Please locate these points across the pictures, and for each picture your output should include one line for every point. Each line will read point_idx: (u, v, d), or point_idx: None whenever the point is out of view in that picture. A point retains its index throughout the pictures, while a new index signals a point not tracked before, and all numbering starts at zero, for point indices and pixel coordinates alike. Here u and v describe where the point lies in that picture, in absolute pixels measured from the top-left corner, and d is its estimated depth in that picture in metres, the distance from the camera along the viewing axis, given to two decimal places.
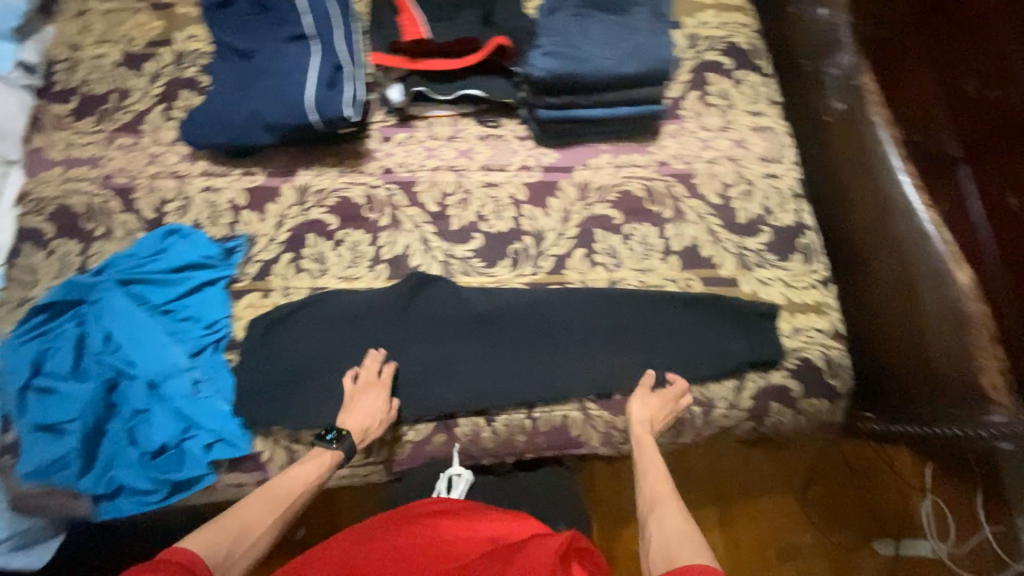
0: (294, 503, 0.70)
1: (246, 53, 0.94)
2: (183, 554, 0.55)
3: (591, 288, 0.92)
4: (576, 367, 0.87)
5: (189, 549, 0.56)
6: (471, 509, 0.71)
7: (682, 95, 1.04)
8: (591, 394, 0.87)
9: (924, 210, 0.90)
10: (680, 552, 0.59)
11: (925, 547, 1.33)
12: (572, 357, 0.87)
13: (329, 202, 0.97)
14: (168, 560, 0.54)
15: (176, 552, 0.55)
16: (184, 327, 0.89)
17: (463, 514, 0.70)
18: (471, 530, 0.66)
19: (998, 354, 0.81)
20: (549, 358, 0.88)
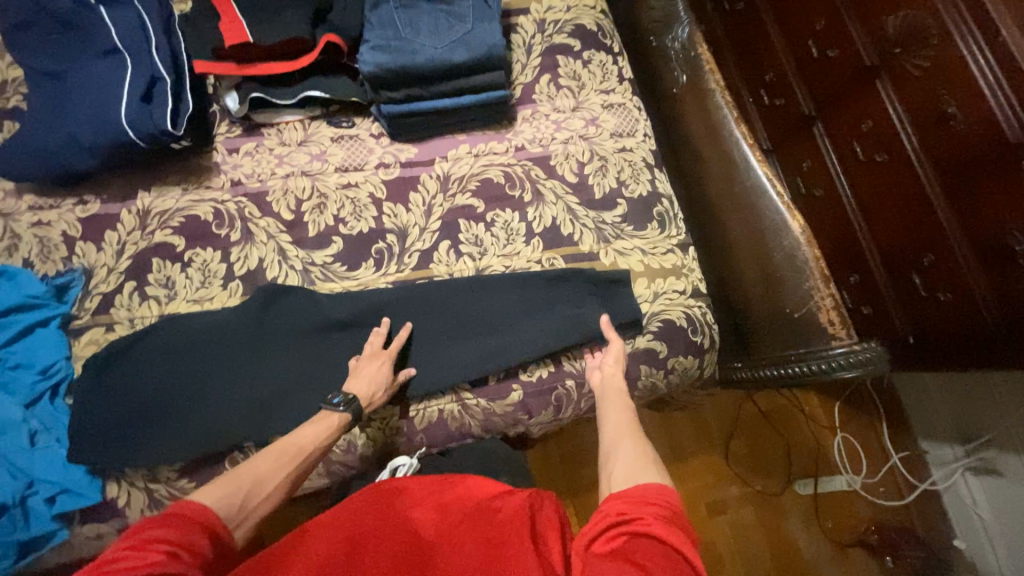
0: (301, 463, 0.71)
1: (57, 74, 0.87)
2: (191, 510, 0.57)
3: (457, 279, 0.93)
4: (449, 357, 0.88)
5: (203, 502, 0.58)
6: (437, 480, 0.73)
7: (534, 79, 1.05)
8: (464, 382, 0.88)
9: (758, 166, 0.97)
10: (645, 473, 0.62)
11: (840, 481, 1.51)
12: (444, 348, 0.89)
13: (174, 222, 0.92)
14: (181, 513, 0.55)
15: (187, 505, 0.57)
16: (15, 376, 0.83)
17: (413, 496, 0.70)
18: (432, 506, 0.68)
19: (832, 291, 0.90)
20: (422, 350, 0.89)
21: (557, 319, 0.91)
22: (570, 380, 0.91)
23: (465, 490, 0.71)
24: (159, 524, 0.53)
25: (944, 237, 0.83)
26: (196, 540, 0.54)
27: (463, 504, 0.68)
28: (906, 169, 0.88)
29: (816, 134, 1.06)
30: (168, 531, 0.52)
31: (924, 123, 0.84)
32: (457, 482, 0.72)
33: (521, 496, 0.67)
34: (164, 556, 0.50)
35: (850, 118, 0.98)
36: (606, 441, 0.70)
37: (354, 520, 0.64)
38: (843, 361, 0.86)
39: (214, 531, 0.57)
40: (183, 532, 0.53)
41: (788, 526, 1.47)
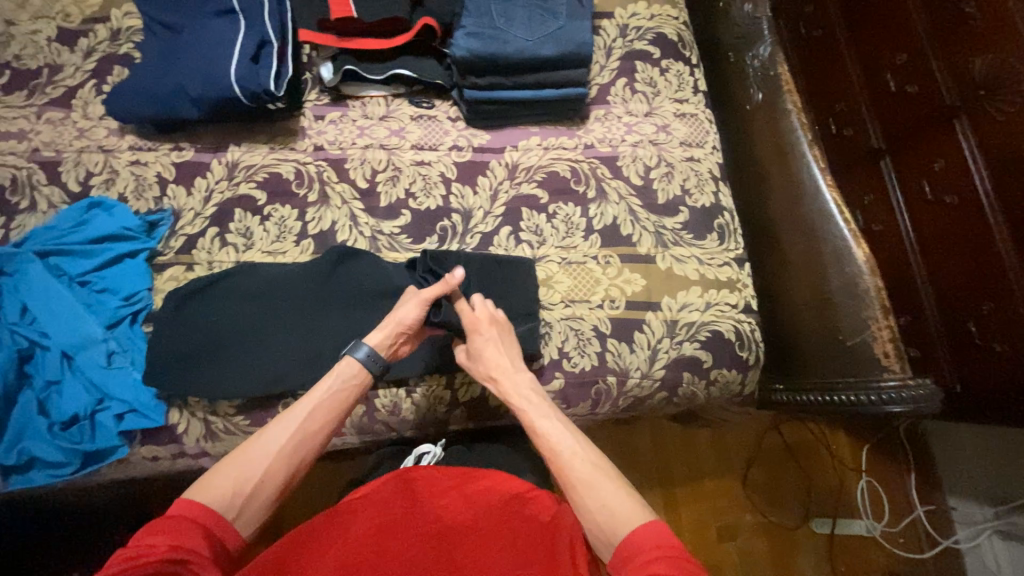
0: (304, 427, 0.71)
1: (175, 28, 0.94)
2: (182, 508, 0.60)
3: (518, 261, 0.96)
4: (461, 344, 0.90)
5: (200, 502, 0.61)
6: (461, 472, 0.78)
7: (611, 81, 1.08)
8: None
9: (828, 190, 0.96)
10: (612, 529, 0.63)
11: (859, 525, 1.46)
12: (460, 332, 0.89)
13: (258, 177, 0.98)
14: (175, 516, 0.58)
15: (185, 507, 0.60)
16: (101, 299, 0.89)
17: (438, 486, 0.76)
18: (458, 497, 0.74)
19: (890, 322, 0.88)
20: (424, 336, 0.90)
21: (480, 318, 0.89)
22: (612, 377, 0.92)
23: (492, 482, 0.76)
24: (154, 531, 0.56)
25: (1008, 288, 0.81)
26: (193, 543, 0.57)
27: (488, 496, 0.74)
28: (976, 215, 0.86)
29: (882, 168, 1.04)
30: (160, 537, 0.55)
31: (1000, 171, 0.83)
32: (480, 477, 0.77)
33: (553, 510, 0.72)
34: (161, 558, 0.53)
35: (923, 155, 0.96)
36: (565, 477, 0.69)
37: (382, 511, 0.70)
38: (894, 395, 0.86)
39: (213, 529, 0.60)
40: (175, 534, 0.56)
41: (800, 562, 1.44)
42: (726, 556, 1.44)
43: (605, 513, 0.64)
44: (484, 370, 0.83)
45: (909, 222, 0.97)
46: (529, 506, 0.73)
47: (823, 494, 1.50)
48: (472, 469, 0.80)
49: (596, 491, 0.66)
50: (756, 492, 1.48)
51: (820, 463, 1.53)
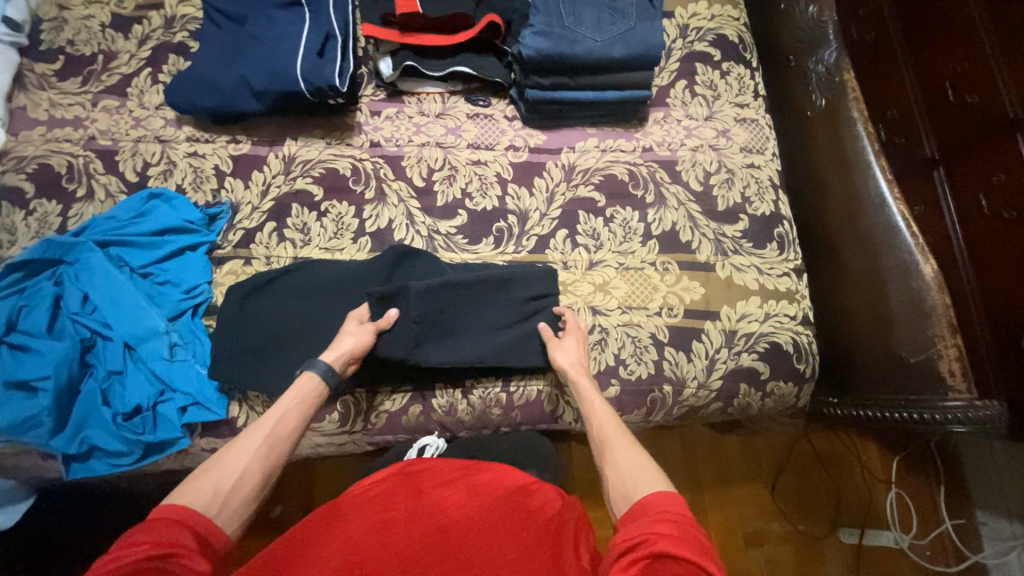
0: (276, 433, 0.70)
1: (238, 19, 0.94)
2: (167, 509, 0.57)
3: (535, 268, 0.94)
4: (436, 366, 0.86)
5: (181, 503, 0.58)
6: (466, 464, 0.78)
7: (670, 83, 1.06)
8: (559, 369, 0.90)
9: (894, 203, 0.93)
10: (636, 486, 0.62)
11: (887, 536, 1.45)
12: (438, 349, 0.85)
13: (315, 172, 0.98)
14: (160, 517, 0.56)
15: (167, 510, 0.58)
16: (163, 291, 0.90)
17: (441, 478, 0.75)
18: (461, 489, 0.73)
19: (957, 341, 0.86)
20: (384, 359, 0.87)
21: (444, 343, 0.86)
22: (667, 386, 0.91)
23: (495, 475, 0.76)
24: (135, 533, 0.53)
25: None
26: (177, 537, 0.54)
27: (491, 488, 0.73)
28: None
29: (935, 180, 0.91)
30: (143, 534, 0.53)
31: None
32: (483, 470, 0.77)
33: (553, 513, 0.70)
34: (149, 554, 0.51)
35: (979, 168, 0.85)
36: (600, 435, 0.73)
37: (387, 505, 0.69)
38: (960, 415, 0.84)
39: (199, 526, 0.57)
40: (158, 530, 0.54)
41: (827, 572, 1.43)
42: (753, 562, 1.44)
43: (627, 467, 0.65)
44: (565, 364, 0.84)
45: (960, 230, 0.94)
46: (532, 498, 0.72)
47: (853, 504, 1.48)
48: (477, 462, 0.80)
49: (624, 452, 0.68)
50: (785, 501, 1.47)
51: (851, 475, 1.51)
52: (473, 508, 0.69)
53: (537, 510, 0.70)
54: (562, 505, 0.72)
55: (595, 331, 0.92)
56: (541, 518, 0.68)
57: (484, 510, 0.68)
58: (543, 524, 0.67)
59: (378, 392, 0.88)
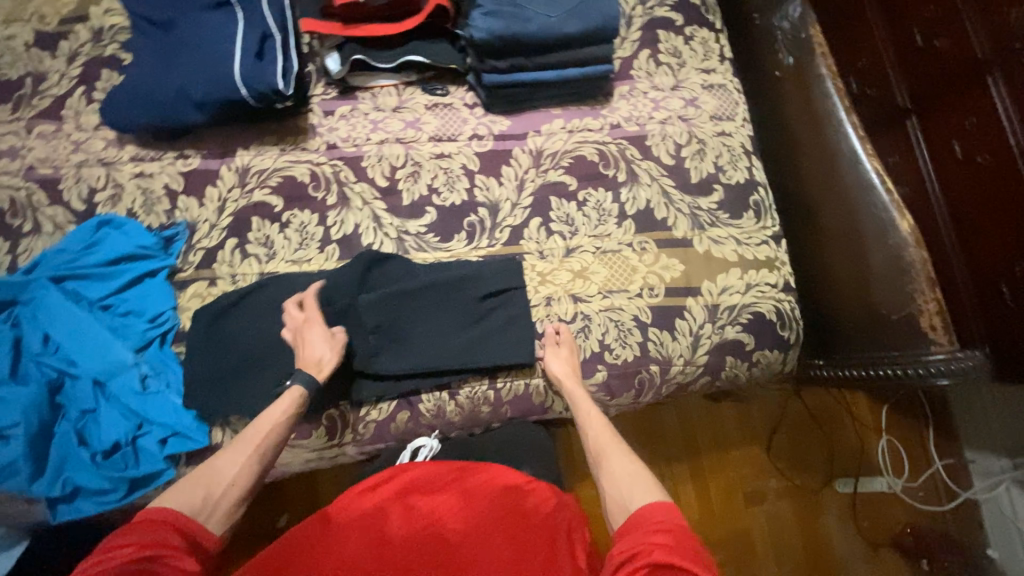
0: (261, 445, 0.69)
1: (168, 25, 0.88)
2: (155, 511, 0.57)
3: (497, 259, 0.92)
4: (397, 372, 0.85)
5: (164, 505, 0.58)
6: (458, 465, 0.77)
7: (634, 54, 1.02)
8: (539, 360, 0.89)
9: (868, 158, 0.91)
10: (633, 494, 0.62)
11: (881, 483, 1.49)
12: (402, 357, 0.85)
13: (272, 181, 0.93)
14: (144, 518, 0.56)
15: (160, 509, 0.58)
16: (126, 322, 0.86)
17: (434, 484, 0.73)
18: (456, 493, 0.71)
19: (937, 296, 0.85)
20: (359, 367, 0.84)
21: (405, 350, 0.86)
22: (654, 366, 0.91)
23: (489, 475, 0.75)
24: (122, 534, 0.53)
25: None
26: (162, 538, 0.54)
27: (485, 490, 0.72)
28: (1008, 174, 0.84)
29: (908, 129, 1.02)
30: (129, 537, 0.53)
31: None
32: (476, 471, 0.76)
33: (549, 508, 0.70)
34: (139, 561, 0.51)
35: (951, 117, 0.93)
36: (594, 447, 0.73)
37: (379, 519, 0.67)
38: (943, 367, 0.84)
39: (185, 525, 0.57)
40: (144, 532, 0.54)
41: (824, 522, 1.47)
42: (753, 519, 1.47)
43: (625, 474, 0.66)
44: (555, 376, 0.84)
45: (936, 180, 0.96)
46: (527, 497, 0.71)
47: (846, 455, 1.52)
48: (469, 463, 0.79)
49: (617, 459, 0.69)
50: (780, 458, 1.50)
51: (843, 428, 1.53)
52: (470, 515, 0.67)
53: (533, 514, 0.68)
54: (557, 502, 0.71)
55: (577, 319, 0.91)
56: (537, 517, 0.68)
57: (480, 516, 0.67)
58: (539, 528, 0.66)
59: (363, 403, 0.86)
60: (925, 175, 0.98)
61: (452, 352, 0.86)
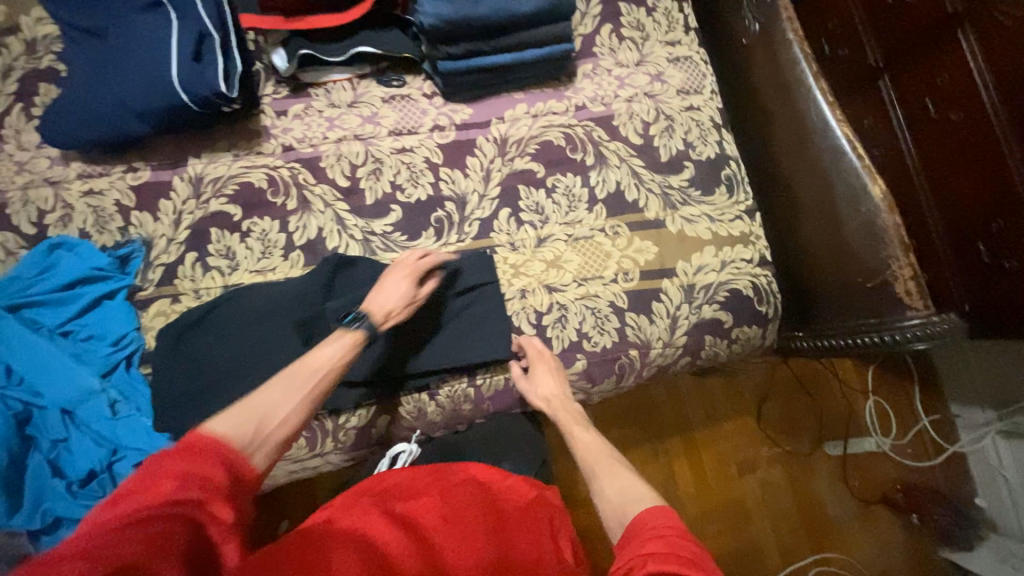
0: (316, 388, 0.65)
1: (100, 32, 0.82)
2: (207, 439, 0.52)
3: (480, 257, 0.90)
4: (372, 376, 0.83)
5: (218, 433, 0.53)
6: (434, 468, 0.74)
7: (595, 29, 0.98)
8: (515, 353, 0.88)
9: (837, 125, 0.88)
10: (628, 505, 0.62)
11: (870, 442, 1.48)
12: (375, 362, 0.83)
13: (228, 190, 0.90)
14: (195, 444, 0.51)
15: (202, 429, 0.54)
16: (89, 348, 0.83)
17: (414, 489, 0.68)
18: (442, 493, 0.67)
19: (911, 261, 0.84)
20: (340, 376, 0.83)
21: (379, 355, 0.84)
22: (634, 350, 0.90)
23: (468, 475, 0.73)
24: (173, 457, 0.48)
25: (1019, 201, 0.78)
26: (210, 470, 0.49)
27: (465, 487, 0.70)
28: (980, 131, 0.83)
29: (882, 90, 1.00)
30: (178, 462, 0.48)
31: (1010, 83, 0.78)
32: (455, 471, 0.74)
33: (529, 501, 0.71)
34: (178, 481, 0.46)
35: (922, 75, 0.92)
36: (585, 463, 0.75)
37: (370, 524, 0.59)
38: (919, 332, 0.83)
39: (234, 460, 0.52)
40: (195, 460, 0.49)
41: (816, 486, 1.44)
42: (747, 489, 1.44)
43: (619, 495, 0.64)
44: (541, 397, 0.84)
45: (910, 141, 0.95)
46: (508, 494, 0.71)
47: (835, 418, 1.49)
48: (444, 465, 0.76)
49: (611, 478, 0.68)
50: (770, 427, 1.47)
51: (831, 392, 1.51)
52: (454, 514, 0.64)
53: (507, 507, 0.69)
54: (536, 497, 0.72)
55: (553, 309, 0.89)
56: (519, 511, 0.68)
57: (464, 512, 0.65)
58: (517, 520, 0.67)
59: (341, 410, 0.84)
60: (900, 137, 0.97)
61: (428, 353, 0.85)
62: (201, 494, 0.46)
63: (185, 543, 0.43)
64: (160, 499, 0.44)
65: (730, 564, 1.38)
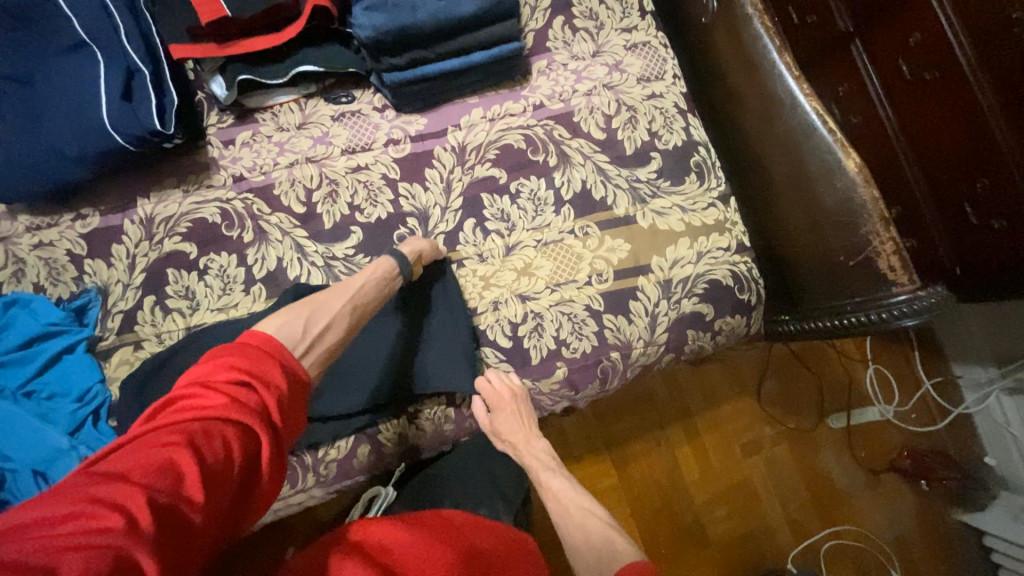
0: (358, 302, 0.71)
1: (28, 79, 0.79)
2: (263, 339, 0.53)
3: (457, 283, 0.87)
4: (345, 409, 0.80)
5: (274, 337, 0.54)
6: (413, 515, 0.60)
7: (547, 23, 0.94)
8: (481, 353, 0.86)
9: (806, 99, 0.83)
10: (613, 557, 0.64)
11: (873, 412, 1.41)
12: (350, 394, 0.80)
13: (181, 228, 0.86)
14: (256, 344, 0.52)
15: (251, 336, 0.53)
16: (54, 406, 0.81)
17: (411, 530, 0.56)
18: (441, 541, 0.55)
19: (892, 234, 0.78)
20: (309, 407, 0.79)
21: (350, 385, 0.81)
22: (615, 352, 0.87)
23: (445, 521, 0.61)
24: (238, 355, 0.49)
25: (1003, 157, 0.75)
26: (271, 373, 0.50)
27: (449, 534, 0.58)
28: (958, 89, 0.79)
29: (853, 54, 0.96)
30: (242, 360, 0.49)
31: (983, 36, 0.74)
32: (432, 516, 0.61)
33: (506, 542, 0.61)
34: (229, 401, 0.45)
35: (893, 37, 0.88)
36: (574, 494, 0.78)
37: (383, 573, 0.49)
38: (906, 309, 0.78)
39: (288, 363, 0.53)
40: (257, 362, 0.50)
41: (820, 459, 1.39)
42: (753, 470, 1.37)
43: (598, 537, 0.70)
44: (517, 416, 0.84)
45: (886, 107, 0.91)
46: (486, 537, 0.60)
47: (836, 391, 1.43)
48: (419, 513, 0.62)
49: None
50: (771, 405, 1.40)
51: (830, 365, 1.44)
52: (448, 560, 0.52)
53: (493, 551, 0.58)
54: (512, 540, 0.63)
55: (528, 318, 0.87)
56: (498, 551, 0.59)
57: (452, 557, 0.53)
58: (509, 569, 0.57)
59: (319, 444, 0.81)
60: (875, 103, 0.93)
61: (402, 377, 0.82)
62: (248, 416, 0.45)
63: (234, 466, 0.43)
64: (211, 419, 0.43)
65: (739, 544, 1.32)
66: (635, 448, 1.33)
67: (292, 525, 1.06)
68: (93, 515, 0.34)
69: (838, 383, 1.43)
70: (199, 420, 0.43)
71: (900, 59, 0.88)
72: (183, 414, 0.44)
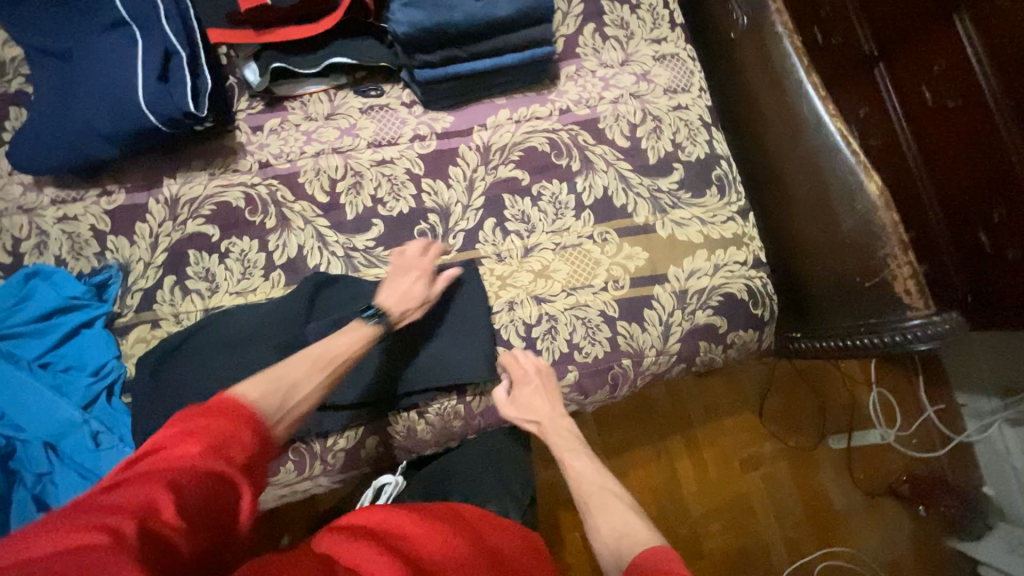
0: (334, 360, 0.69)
1: (67, 55, 0.80)
2: (230, 400, 0.55)
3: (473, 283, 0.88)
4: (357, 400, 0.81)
5: (241, 399, 0.56)
6: (420, 503, 0.60)
7: (578, 30, 0.95)
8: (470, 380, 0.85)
9: (831, 119, 0.83)
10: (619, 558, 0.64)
11: (874, 434, 1.41)
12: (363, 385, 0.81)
13: (205, 210, 0.87)
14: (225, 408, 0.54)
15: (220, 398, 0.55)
16: (69, 378, 0.81)
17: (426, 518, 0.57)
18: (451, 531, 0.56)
19: (909, 259, 0.79)
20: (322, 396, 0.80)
21: (363, 376, 0.82)
22: (627, 359, 0.88)
23: (452, 512, 0.61)
24: (210, 414, 0.52)
25: (1016, 190, 0.75)
26: (243, 430, 0.52)
27: (456, 526, 0.57)
28: (981, 119, 0.79)
29: (877, 78, 0.97)
30: (214, 419, 0.51)
31: (1007, 68, 0.75)
32: (438, 507, 0.61)
33: (512, 538, 0.61)
34: (202, 450, 0.47)
35: (919, 64, 0.88)
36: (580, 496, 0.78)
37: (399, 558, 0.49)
38: (920, 333, 0.78)
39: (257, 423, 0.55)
40: (228, 420, 0.52)
41: (819, 478, 1.39)
42: (751, 486, 1.37)
43: (602, 541, 0.70)
44: (526, 417, 0.84)
45: (909, 132, 0.92)
46: (492, 533, 0.60)
47: (839, 411, 1.43)
48: (424, 503, 0.61)
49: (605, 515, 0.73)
50: (772, 422, 1.40)
51: (834, 385, 1.44)
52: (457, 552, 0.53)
53: (498, 547, 0.58)
54: (518, 535, 0.63)
55: (542, 320, 0.87)
56: (502, 547, 0.58)
57: (458, 549, 0.53)
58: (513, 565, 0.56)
59: (329, 433, 0.81)
60: (897, 128, 0.94)
61: (414, 371, 0.83)
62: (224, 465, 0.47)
63: (211, 508, 0.44)
64: (189, 466, 0.45)
65: (733, 562, 1.32)
66: (636, 456, 1.33)
67: (292, 512, 1.06)
68: (79, 536, 0.35)
69: (841, 404, 1.43)
70: (178, 467, 0.45)
71: (924, 86, 0.88)
72: (161, 464, 0.45)
